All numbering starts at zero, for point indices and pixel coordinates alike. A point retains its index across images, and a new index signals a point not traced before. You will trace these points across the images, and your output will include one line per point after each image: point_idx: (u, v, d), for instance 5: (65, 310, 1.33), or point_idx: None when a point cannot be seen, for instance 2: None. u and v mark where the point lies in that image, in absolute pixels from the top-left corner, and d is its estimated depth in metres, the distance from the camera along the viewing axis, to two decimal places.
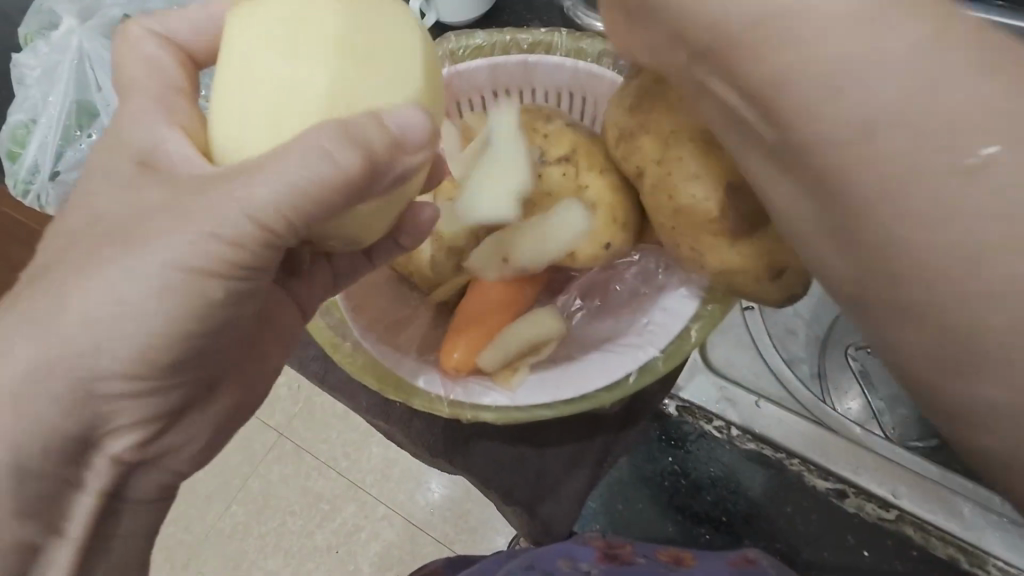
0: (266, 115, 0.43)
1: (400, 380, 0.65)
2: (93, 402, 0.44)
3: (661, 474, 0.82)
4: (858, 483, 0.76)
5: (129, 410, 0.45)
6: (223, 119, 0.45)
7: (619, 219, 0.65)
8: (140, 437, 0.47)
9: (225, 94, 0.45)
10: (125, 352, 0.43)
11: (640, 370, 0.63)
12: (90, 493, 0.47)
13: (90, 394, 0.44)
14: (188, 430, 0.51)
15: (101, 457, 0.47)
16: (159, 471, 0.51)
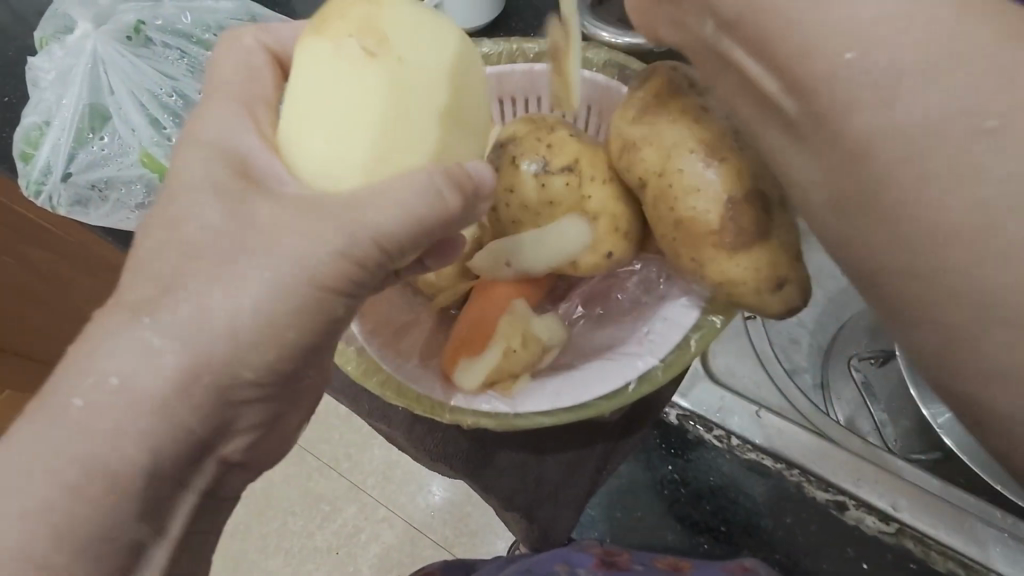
0: (369, 149, 0.43)
1: (400, 384, 0.58)
2: (222, 400, 0.41)
3: (661, 483, 0.79)
4: (857, 495, 0.70)
5: (254, 408, 0.43)
6: (314, 157, 0.43)
7: (622, 228, 0.57)
8: (252, 437, 0.45)
9: (306, 131, 0.44)
10: (258, 353, 0.41)
11: (640, 379, 0.55)
12: (193, 493, 0.43)
13: (226, 389, 0.41)
14: (281, 432, 0.48)
15: (212, 457, 0.43)
16: (251, 469, 0.47)
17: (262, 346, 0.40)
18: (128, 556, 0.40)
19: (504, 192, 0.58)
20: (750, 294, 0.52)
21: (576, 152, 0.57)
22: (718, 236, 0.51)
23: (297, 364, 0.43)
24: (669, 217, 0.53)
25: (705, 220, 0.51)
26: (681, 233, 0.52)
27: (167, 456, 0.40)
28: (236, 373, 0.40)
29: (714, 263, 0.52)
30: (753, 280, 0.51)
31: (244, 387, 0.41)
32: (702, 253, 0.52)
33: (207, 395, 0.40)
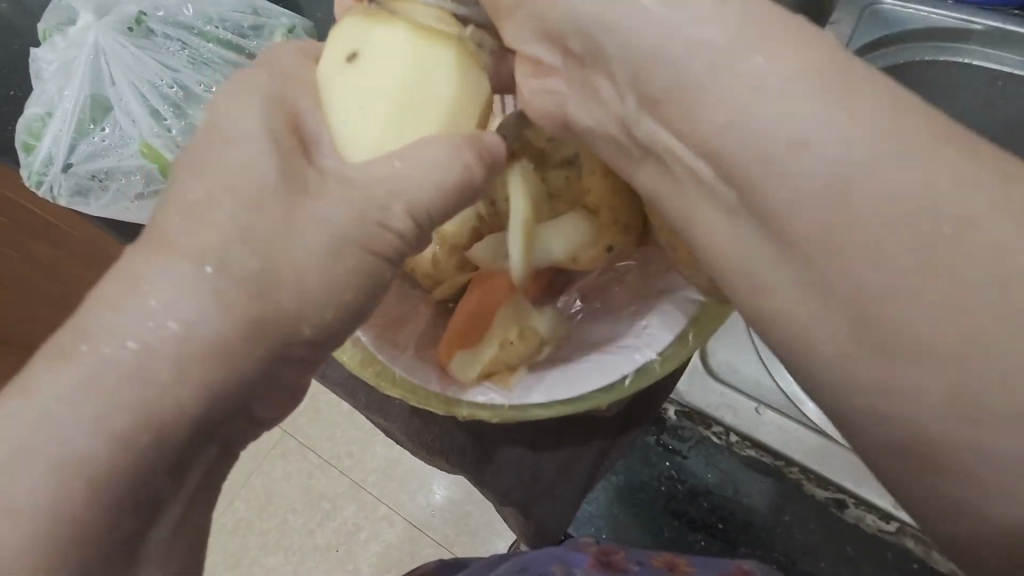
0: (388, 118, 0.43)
1: (397, 375, 0.58)
2: (266, 363, 0.39)
3: (657, 479, 0.78)
4: (858, 495, 0.69)
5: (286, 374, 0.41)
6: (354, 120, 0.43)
7: (622, 222, 0.57)
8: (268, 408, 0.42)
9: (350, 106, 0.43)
10: (309, 310, 0.40)
11: (637, 371, 0.55)
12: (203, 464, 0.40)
13: (280, 345, 0.40)
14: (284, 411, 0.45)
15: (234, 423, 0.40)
16: (249, 440, 0.44)
17: (315, 301, 0.40)
18: (136, 523, 0.37)
19: None
20: None
21: (574, 145, 0.56)
22: None
23: (341, 327, 0.43)
24: (666, 209, 0.52)
25: None
26: (678, 224, 0.51)
27: (200, 412, 0.37)
28: (273, 331, 0.39)
29: None
30: None
31: (298, 348, 0.41)
32: (698, 246, 0.51)
33: (267, 344, 0.39)
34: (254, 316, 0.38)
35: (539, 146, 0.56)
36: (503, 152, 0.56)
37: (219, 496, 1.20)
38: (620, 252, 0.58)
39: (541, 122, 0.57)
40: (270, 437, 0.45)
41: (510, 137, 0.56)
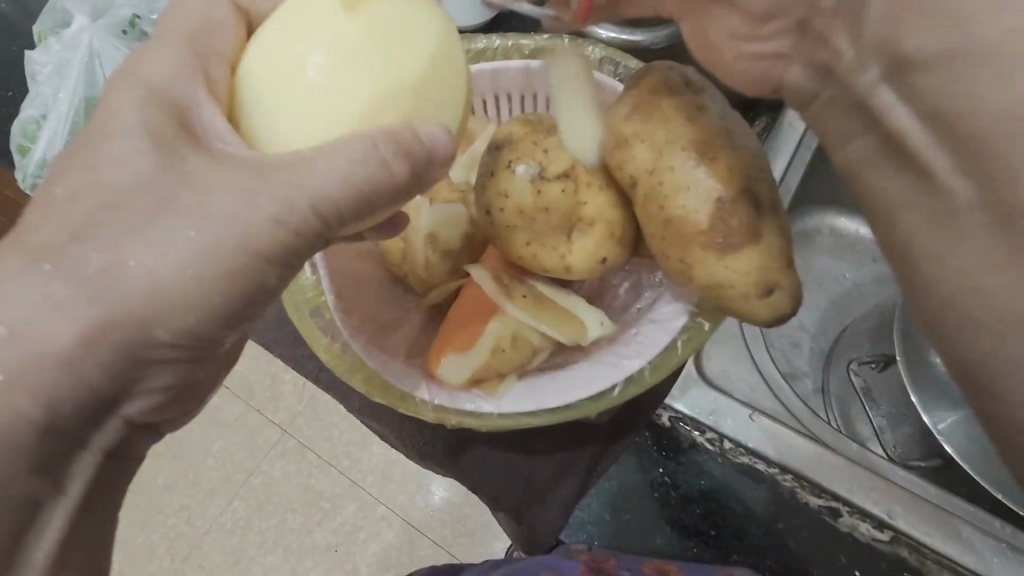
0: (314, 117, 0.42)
1: (387, 383, 0.57)
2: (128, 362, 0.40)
3: (651, 486, 0.78)
4: (851, 501, 0.69)
5: (157, 377, 0.42)
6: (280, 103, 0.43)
7: (616, 231, 0.56)
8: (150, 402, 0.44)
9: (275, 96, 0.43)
10: (178, 315, 0.40)
11: (626, 381, 0.54)
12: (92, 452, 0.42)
13: (141, 351, 0.40)
14: (171, 406, 0.46)
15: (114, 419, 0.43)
16: (151, 435, 0.47)
17: (191, 288, 0.40)
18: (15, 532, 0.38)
19: (497, 196, 0.56)
20: (738, 298, 0.51)
21: (573, 158, 0.55)
22: (707, 239, 0.50)
23: (212, 330, 0.42)
24: (658, 218, 0.51)
25: (695, 222, 0.50)
26: (671, 234, 0.51)
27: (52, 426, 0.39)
28: (149, 332, 0.40)
29: (704, 266, 0.50)
30: (740, 282, 0.50)
31: (160, 346, 0.41)
32: (691, 255, 0.51)
33: (130, 334, 0.39)
34: (114, 305, 0.38)
35: (534, 156, 0.55)
36: (500, 162, 0.56)
37: (217, 495, 1.20)
38: (614, 262, 0.58)
39: (539, 132, 0.56)
40: (157, 434, 0.47)
41: (508, 147, 0.56)
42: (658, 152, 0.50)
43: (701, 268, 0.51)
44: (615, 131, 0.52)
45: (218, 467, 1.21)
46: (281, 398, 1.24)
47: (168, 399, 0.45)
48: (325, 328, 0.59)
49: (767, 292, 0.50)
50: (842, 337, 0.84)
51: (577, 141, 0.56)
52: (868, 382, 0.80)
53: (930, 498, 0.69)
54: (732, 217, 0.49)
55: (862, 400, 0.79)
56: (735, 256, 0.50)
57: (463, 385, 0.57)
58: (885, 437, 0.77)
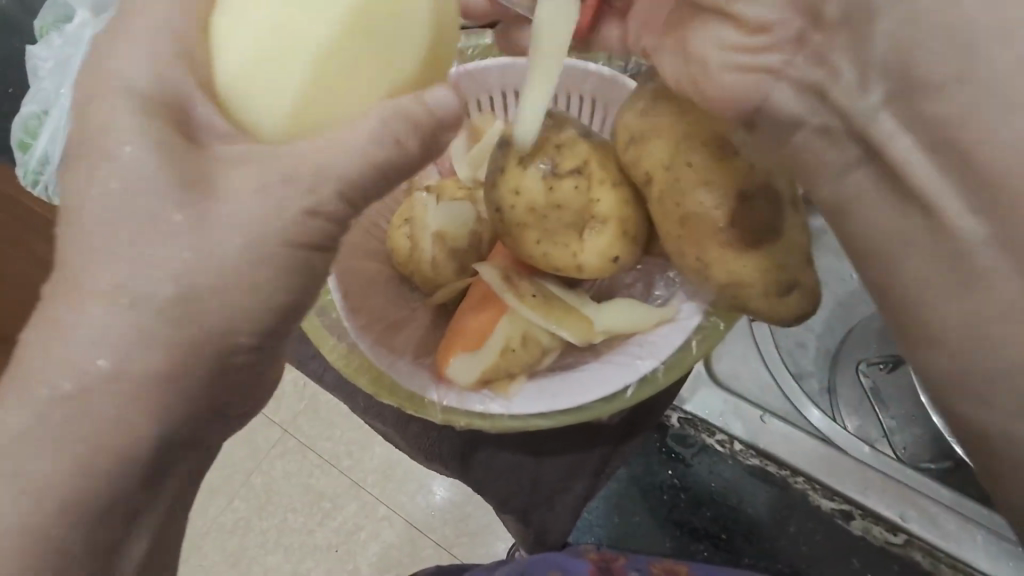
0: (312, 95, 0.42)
1: (394, 383, 0.56)
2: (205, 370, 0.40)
3: (660, 488, 0.77)
4: (864, 504, 0.68)
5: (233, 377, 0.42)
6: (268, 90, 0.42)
7: (630, 231, 0.55)
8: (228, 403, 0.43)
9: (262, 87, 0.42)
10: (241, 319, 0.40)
11: (640, 382, 0.53)
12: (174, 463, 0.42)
13: (222, 355, 0.40)
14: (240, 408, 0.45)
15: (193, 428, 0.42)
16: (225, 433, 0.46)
17: (258, 291, 0.40)
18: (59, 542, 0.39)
19: (508, 193, 0.55)
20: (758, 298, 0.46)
21: (586, 154, 0.54)
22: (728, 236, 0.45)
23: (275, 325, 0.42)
24: (674, 214, 0.47)
25: (714, 220, 0.45)
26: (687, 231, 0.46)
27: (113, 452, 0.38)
28: (223, 340, 0.39)
29: (722, 263, 0.46)
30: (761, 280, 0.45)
31: (240, 351, 0.41)
32: (708, 253, 0.46)
33: (194, 339, 0.39)
34: (193, 325, 0.38)
35: (546, 154, 0.54)
36: (511, 158, 0.55)
37: (218, 494, 1.19)
38: (627, 262, 0.57)
39: (552, 128, 0.55)
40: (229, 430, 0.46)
41: (520, 143, 0.55)
42: (675, 145, 0.46)
43: (721, 265, 0.46)
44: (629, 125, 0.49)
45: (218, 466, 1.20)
46: (284, 396, 1.23)
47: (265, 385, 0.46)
48: (331, 326, 0.57)
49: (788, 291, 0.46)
50: (847, 342, 0.82)
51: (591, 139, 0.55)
52: (876, 383, 0.79)
53: (942, 501, 0.68)
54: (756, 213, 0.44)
55: (871, 401, 0.78)
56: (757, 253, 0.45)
57: (467, 384, 0.56)
58: (895, 440, 0.77)
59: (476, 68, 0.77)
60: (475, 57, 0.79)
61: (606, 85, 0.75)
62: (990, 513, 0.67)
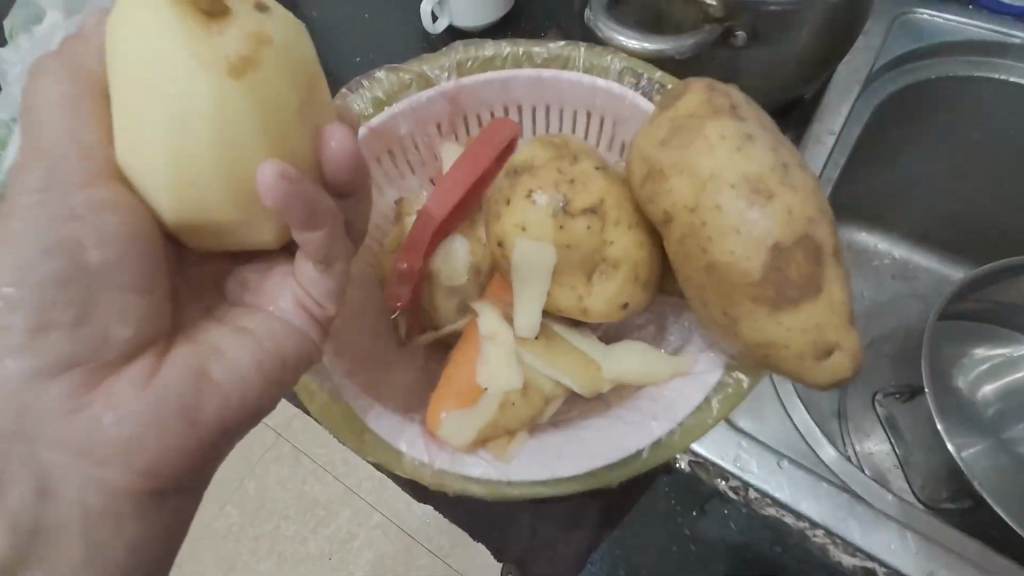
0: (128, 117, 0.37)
1: (374, 439, 0.50)
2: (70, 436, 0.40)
3: (670, 539, 0.69)
4: (889, 562, 0.62)
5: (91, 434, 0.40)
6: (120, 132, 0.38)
7: (642, 275, 0.50)
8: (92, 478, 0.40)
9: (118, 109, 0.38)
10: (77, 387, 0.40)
11: (654, 448, 0.47)
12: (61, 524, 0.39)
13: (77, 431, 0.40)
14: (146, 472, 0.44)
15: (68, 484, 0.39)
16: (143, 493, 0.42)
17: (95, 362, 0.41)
18: None
19: (514, 227, 0.49)
20: (792, 359, 0.40)
21: (601, 192, 0.48)
22: (762, 291, 0.38)
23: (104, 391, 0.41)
24: (700, 262, 0.41)
25: (745, 271, 0.38)
26: (714, 284, 0.40)
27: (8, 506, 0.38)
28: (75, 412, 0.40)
29: (751, 324, 0.40)
30: (795, 343, 0.39)
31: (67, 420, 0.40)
32: (738, 310, 0.40)
33: (86, 345, 0.41)
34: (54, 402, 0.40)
35: (559, 190, 0.48)
36: (518, 190, 0.49)
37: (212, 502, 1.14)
38: (637, 309, 0.52)
39: (565, 159, 0.49)
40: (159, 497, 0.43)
41: (529, 174, 0.49)
42: (701, 186, 0.40)
43: (750, 325, 0.40)
44: (649, 160, 0.43)
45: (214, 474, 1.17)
46: None
47: (193, 425, 0.41)
48: (311, 369, 0.52)
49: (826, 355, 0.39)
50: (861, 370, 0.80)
51: (609, 176, 0.49)
52: (891, 413, 0.76)
53: (970, 556, 0.63)
54: (795, 266, 0.38)
55: (886, 430, 0.75)
56: (795, 313, 0.38)
57: (457, 442, 0.49)
58: (910, 474, 0.72)
59: (474, 83, 0.71)
60: (472, 69, 0.72)
61: (616, 101, 0.69)
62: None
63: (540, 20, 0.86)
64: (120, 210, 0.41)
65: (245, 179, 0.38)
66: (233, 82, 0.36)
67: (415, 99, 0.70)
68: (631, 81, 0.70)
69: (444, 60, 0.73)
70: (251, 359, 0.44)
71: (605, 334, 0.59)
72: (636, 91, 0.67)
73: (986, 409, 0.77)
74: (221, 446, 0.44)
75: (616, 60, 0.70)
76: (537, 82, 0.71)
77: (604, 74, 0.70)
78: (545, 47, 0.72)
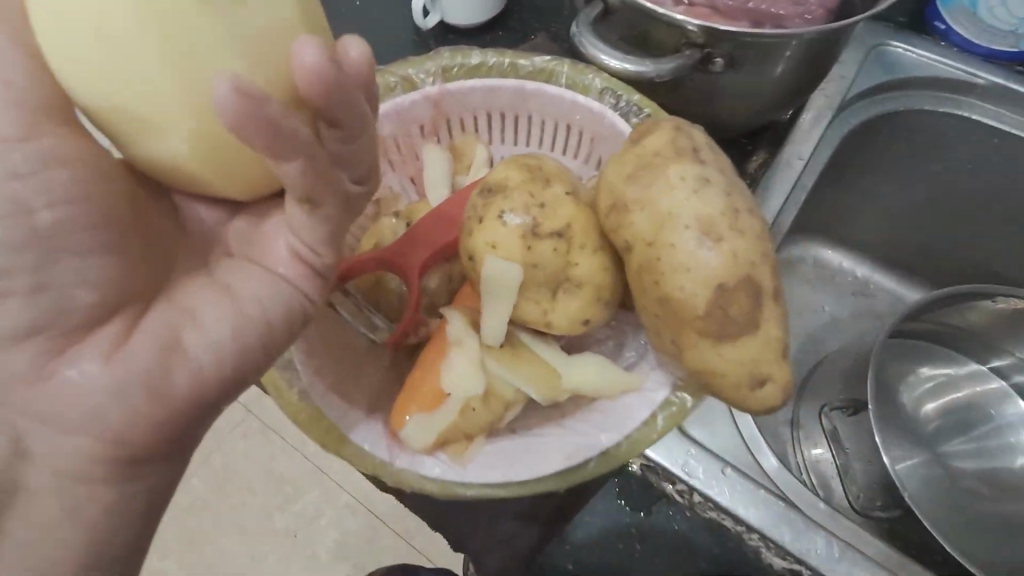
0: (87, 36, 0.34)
1: (339, 434, 0.52)
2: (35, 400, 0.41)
3: (614, 534, 0.73)
4: (813, 566, 0.68)
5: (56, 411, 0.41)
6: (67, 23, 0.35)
7: (605, 295, 0.54)
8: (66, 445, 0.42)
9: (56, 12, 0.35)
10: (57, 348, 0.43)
11: (601, 456, 0.51)
12: None
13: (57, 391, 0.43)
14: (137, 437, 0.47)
15: None
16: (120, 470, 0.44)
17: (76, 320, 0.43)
18: None
19: (484, 244, 0.52)
20: (730, 387, 0.44)
21: (570, 218, 0.51)
22: (706, 326, 0.42)
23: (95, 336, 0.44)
24: (653, 294, 0.44)
25: (693, 306, 0.42)
26: (665, 314, 0.44)
27: None
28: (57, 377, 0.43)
29: (692, 353, 0.43)
30: (735, 371, 0.43)
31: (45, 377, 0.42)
32: (684, 339, 0.44)
33: (46, 312, 0.43)
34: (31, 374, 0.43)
35: (530, 212, 0.51)
36: (491, 211, 0.52)
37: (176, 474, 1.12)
38: (599, 324, 0.55)
39: (538, 183, 0.52)
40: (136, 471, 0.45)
41: (503, 195, 0.52)
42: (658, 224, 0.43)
43: (695, 354, 0.43)
44: (615, 192, 0.46)
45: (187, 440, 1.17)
46: None
47: (163, 398, 0.43)
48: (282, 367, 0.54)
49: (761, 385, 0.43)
50: (812, 381, 0.84)
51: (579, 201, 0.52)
52: (836, 427, 0.81)
53: (890, 564, 0.69)
54: (734, 307, 0.42)
55: (828, 441, 0.80)
56: (732, 346, 0.42)
57: (419, 443, 0.52)
58: (848, 484, 0.77)
59: (459, 89, 0.73)
60: (459, 75, 0.74)
61: (595, 119, 0.72)
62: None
63: (529, 21, 0.88)
64: (86, 201, 0.43)
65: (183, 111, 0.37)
66: None
67: (401, 102, 0.71)
68: (611, 101, 0.72)
69: (431, 65, 0.74)
70: (224, 332, 0.45)
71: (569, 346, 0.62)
72: (615, 112, 0.70)
73: (926, 424, 0.81)
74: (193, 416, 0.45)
75: (598, 80, 0.72)
76: (521, 94, 0.73)
77: (585, 92, 0.72)
78: (531, 60, 0.74)
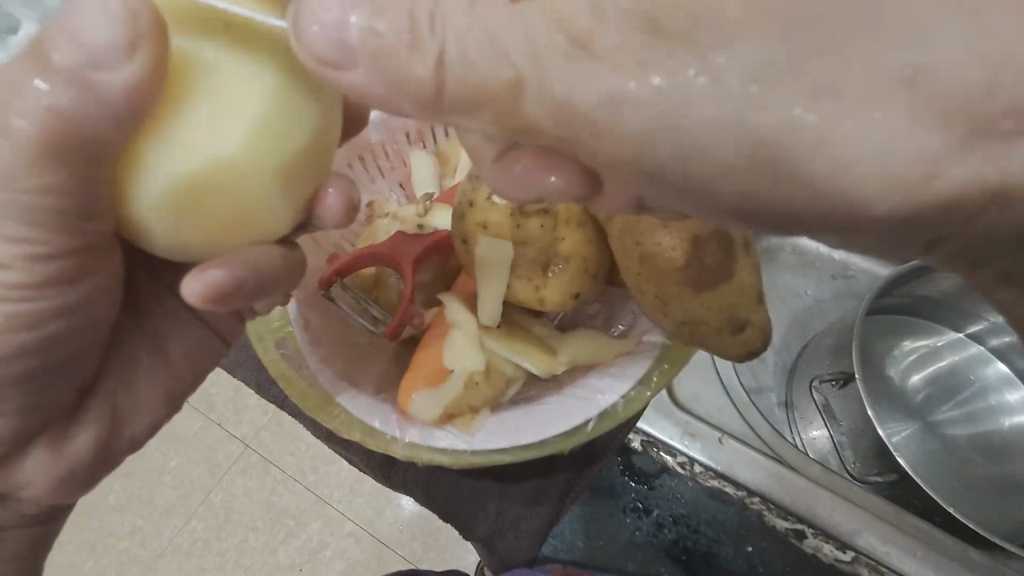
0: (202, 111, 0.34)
1: (353, 418, 0.57)
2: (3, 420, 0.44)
3: (623, 510, 0.77)
4: (815, 523, 0.70)
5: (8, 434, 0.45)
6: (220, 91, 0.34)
7: (591, 269, 0.57)
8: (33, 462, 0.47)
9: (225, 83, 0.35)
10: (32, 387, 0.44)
11: (600, 416, 0.56)
12: None
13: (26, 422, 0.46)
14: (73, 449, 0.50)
15: None
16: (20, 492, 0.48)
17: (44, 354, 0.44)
18: None
19: (476, 227, 0.56)
20: (712, 335, 0.52)
21: None
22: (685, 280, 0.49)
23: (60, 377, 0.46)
24: (634, 252, 0.50)
25: (672, 261, 0.48)
26: (647, 272, 0.49)
27: None
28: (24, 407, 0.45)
29: (678, 303, 0.50)
30: (712, 322, 0.51)
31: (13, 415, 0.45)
32: (666, 292, 0.50)
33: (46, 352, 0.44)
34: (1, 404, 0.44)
35: None
36: (480, 193, 0.56)
37: (171, 517, 1.03)
38: (590, 297, 0.59)
39: None
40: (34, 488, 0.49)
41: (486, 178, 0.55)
42: None
43: (677, 303, 0.50)
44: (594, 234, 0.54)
45: (114, 495, 1.04)
46: (242, 406, 1.07)
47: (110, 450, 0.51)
48: (291, 358, 0.58)
49: (738, 329, 0.51)
50: (802, 355, 0.81)
51: None
52: (829, 400, 0.77)
53: (888, 517, 0.69)
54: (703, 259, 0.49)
55: (824, 415, 0.76)
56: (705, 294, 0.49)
57: (426, 419, 0.56)
58: (845, 454, 0.74)
59: None
60: None
61: None
62: (941, 534, 0.68)
63: None
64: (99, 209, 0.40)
65: (219, 181, 0.35)
66: (175, 220, 0.36)
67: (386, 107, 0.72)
68: None
69: None
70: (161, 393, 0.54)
71: (567, 320, 0.65)
72: None
73: (914, 394, 0.76)
74: (118, 455, 0.53)
75: None
76: None
77: None
78: None
